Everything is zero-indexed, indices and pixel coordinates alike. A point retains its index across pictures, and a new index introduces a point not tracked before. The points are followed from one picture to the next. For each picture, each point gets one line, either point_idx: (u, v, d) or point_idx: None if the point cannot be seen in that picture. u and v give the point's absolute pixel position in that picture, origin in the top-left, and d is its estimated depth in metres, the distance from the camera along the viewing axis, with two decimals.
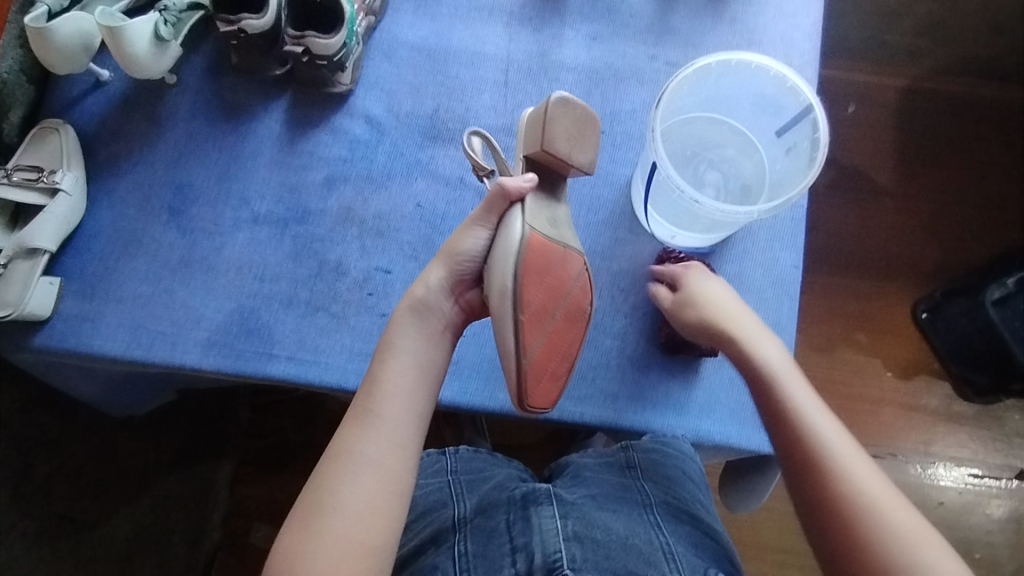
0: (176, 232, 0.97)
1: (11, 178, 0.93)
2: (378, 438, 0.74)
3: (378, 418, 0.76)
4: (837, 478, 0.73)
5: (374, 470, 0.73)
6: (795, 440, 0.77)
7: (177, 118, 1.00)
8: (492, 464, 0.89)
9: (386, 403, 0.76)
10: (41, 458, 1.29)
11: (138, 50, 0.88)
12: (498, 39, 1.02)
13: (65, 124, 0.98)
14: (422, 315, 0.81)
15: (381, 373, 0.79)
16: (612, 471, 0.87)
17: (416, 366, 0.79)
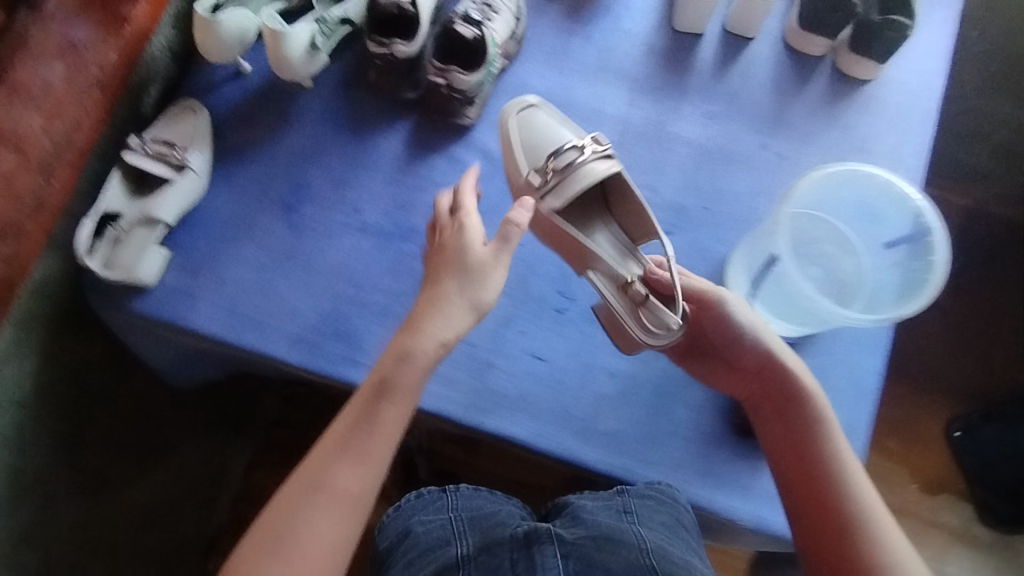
0: (287, 227, 1.01)
1: (144, 148, 0.96)
2: (353, 473, 0.78)
3: (359, 453, 0.79)
4: (855, 521, 0.82)
5: (342, 501, 0.77)
6: (834, 487, 0.84)
7: (306, 119, 1.05)
8: (492, 502, 0.92)
9: (371, 438, 0.79)
10: (95, 413, 1.17)
11: (294, 57, 0.93)
12: (620, 102, 1.07)
13: (200, 106, 1.02)
14: (427, 343, 0.82)
15: (361, 406, 0.81)
16: (610, 513, 0.87)
17: (402, 408, 0.81)
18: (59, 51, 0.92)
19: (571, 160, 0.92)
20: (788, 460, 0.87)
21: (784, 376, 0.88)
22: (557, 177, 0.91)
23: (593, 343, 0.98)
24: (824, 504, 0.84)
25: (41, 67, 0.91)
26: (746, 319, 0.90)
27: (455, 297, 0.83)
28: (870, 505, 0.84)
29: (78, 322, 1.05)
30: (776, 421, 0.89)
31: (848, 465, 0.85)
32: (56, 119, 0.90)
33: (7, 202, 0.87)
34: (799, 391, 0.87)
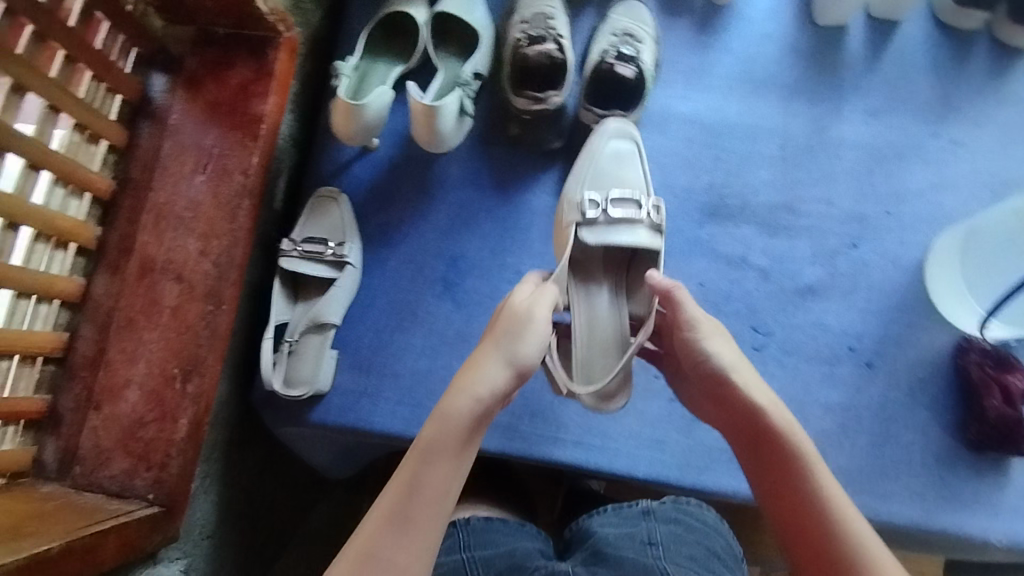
0: (451, 305, 0.95)
1: (299, 250, 0.91)
2: (406, 543, 0.62)
3: (405, 520, 0.62)
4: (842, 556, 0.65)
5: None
6: (820, 515, 0.67)
7: (448, 187, 0.98)
8: (507, 536, 0.82)
9: (421, 506, 0.64)
10: (233, 511, 0.98)
11: (445, 128, 0.87)
12: (774, 112, 1.00)
13: (341, 193, 0.96)
14: (461, 406, 0.68)
15: (413, 468, 0.65)
16: (632, 544, 0.78)
17: (451, 469, 0.66)
18: (197, 163, 0.86)
19: (628, 212, 0.82)
20: (783, 515, 0.70)
21: (753, 414, 0.73)
22: (607, 218, 0.82)
23: (802, 377, 0.91)
24: (820, 560, 0.66)
25: (183, 184, 0.86)
26: (707, 348, 0.75)
27: (493, 355, 0.70)
28: (872, 549, 0.64)
29: (235, 422, 0.94)
30: (771, 475, 0.71)
31: (833, 503, 0.68)
32: (211, 238, 0.84)
33: (183, 337, 0.82)
34: (768, 424, 0.72)
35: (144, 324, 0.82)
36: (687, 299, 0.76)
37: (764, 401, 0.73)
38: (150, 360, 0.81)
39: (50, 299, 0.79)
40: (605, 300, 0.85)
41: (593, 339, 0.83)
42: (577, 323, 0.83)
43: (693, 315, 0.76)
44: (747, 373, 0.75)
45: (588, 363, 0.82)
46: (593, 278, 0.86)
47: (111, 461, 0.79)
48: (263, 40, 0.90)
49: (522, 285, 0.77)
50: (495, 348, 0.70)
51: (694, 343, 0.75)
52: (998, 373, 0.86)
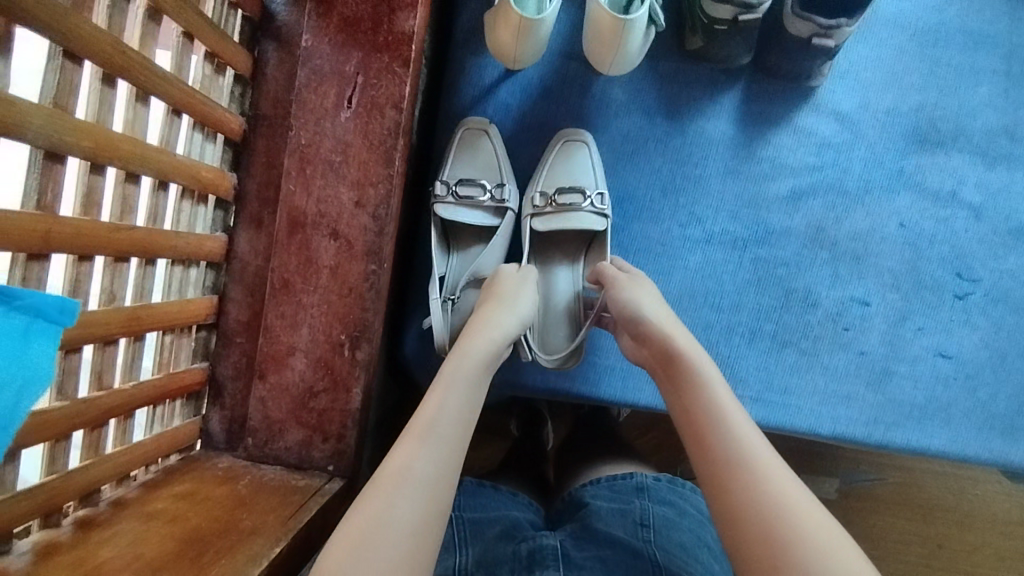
0: (618, 252, 0.85)
1: (455, 194, 0.80)
2: (437, 459, 0.53)
3: (437, 437, 0.54)
4: (728, 466, 0.54)
5: (429, 496, 0.51)
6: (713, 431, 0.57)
7: (610, 114, 0.85)
8: (499, 505, 0.76)
9: (451, 426, 0.56)
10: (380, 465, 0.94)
11: (633, 44, 0.72)
12: (1001, 16, 0.84)
13: (490, 124, 0.83)
14: (485, 347, 0.63)
15: (439, 393, 0.58)
16: (625, 524, 0.71)
17: (472, 395, 0.59)
18: (340, 97, 0.74)
19: (571, 199, 0.79)
20: (687, 438, 0.59)
21: (657, 337, 0.66)
22: (553, 208, 0.80)
23: (1007, 328, 0.83)
24: (716, 483, 0.54)
25: (327, 122, 0.74)
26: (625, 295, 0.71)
27: (509, 311, 0.69)
28: (761, 463, 0.54)
29: (386, 379, 0.87)
30: (677, 395, 0.62)
31: (729, 421, 0.57)
32: (367, 186, 0.74)
33: (347, 300, 0.74)
34: (672, 349, 0.64)
35: (302, 286, 0.74)
36: (606, 267, 0.76)
37: (673, 329, 0.66)
38: (313, 326, 0.74)
39: (199, 261, 0.70)
40: (564, 275, 0.83)
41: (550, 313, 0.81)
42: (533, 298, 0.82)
43: (612, 273, 0.74)
44: (659, 313, 0.69)
45: (545, 339, 0.81)
46: (551, 256, 0.84)
47: (283, 433, 0.74)
48: None
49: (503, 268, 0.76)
50: (502, 307, 0.69)
51: (617, 294, 0.71)
52: None
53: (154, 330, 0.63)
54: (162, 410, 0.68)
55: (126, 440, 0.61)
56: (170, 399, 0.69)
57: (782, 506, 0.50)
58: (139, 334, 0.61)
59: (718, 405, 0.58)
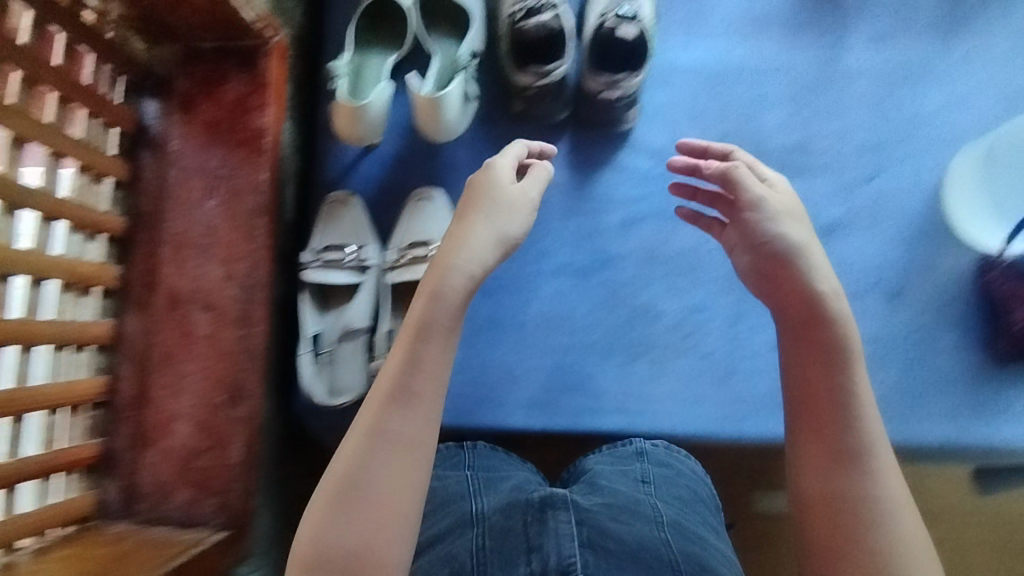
0: (478, 292, 0.95)
1: (321, 259, 0.91)
2: (410, 416, 0.57)
3: (407, 396, 0.58)
4: (853, 451, 0.58)
5: (402, 454, 0.56)
6: (846, 423, 0.59)
7: (457, 174, 0.97)
8: (506, 466, 0.87)
9: (421, 380, 0.58)
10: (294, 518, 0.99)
11: (452, 116, 0.86)
12: (779, 51, 0.96)
13: (352, 196, 0.95)
14: (459, 285, 0.61)
15: (422, 347, 0.59)
16: (626, 480, 0.81)
17: (448, 339, 0.60)
18: (205, 189, 0.86)
19: (419, 252, 0.90)
20: (795, 405, 0.62)
21: (806, 293, 0.62)
22: (405, 261, 0.90)
23: None
24: (821, 466, 0.59)
25: (196, 211, 0.85)
26: (771, 227, 0.65)
27: (483, 228, 0.63)
28: (879, 459, 0.58)
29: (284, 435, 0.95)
30: (800, 363, 0.62)
31: (864, 419, 0.59)
32: (234, 262, 0.84)
33: (223, 364, 0.83)
34: (824, 317, 0.61)
35: (182, 357, 0.83)
36: (744, 176, 0.68)
37: (822, 279, 0.62)
38: (194, 392, 0.82)
39: (85, 346, 0.79)
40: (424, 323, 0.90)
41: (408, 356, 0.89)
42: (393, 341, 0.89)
43: (755, 194, 0.66)
44: (812, 250, 0.64)
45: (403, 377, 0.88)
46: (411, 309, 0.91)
47: (173, 493, 0.81)
48: (249, 49, 0.88)
49: (495, 163, 0.69)
50: (480, 217, 0.64)
51: (758, 219, 0.66)
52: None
53: (38, 411, 0.71)
54: (55, 484, 0.75)
55: (10, 511, 0.68)
56: (63, 473, 0.76)
57: (885, 516, 0.55)
58: (20, 414, 0.69)
59: (856, 390, 0.60)
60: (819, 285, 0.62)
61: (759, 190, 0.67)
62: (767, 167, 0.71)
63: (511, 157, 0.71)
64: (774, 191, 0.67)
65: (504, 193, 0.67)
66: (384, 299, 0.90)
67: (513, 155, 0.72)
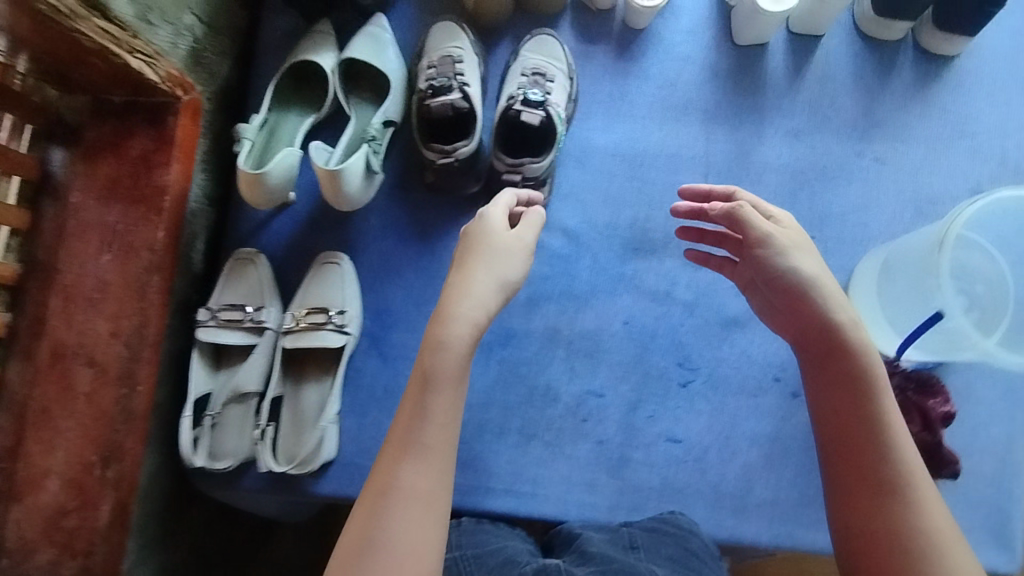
0: (378, 360, 0.94)
1: (217, 318, 0.90)
2: (423, 470, 0.64)
3: (421, 448, 0.65)
4: (894, 479, 0.63)
5: (420, 505, 0.62)
6: (883, 449, 0.64)
7: (368, 239, 0.97)
8: (497, 539, 0.81)
9: (433, 431, 0.65)
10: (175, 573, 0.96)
11: (352, 187, 0.85)
12: (696, 140, 0.97)
13: (258, 253, 0.95)
14: (456, 351, 0.67)
15: (428, 397, 0.66)
16: (616, 549, 0.77)
17: (454, 393, 0.67)
18: (101, 243, 0.85)
19: (315, 319, 0.89)
20: (829, 434, 0.68)
21: (826, 323, 0.68)
22: (300, 328, 0.89)
23: (728, 411, 0.91)
24: (857, 493, 0.64)
25: (90, 264, 0.85)
26: (783, 262, 0.70)
27: (484, 276, 0.70)
28: (919, 483, 0.62)
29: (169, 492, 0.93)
30: (829, 391, 0.68)
31: (897, 446, 0.64)
32: (122, 318, 0.84)
33: (100, 423, 0.82)
34: (849, 346, 0.67)
35: (60, 412, 0.82)
36: (753, 216, 0.72)
37: (837, 309, 0.68)
38: (68, 449, 0.81)
39: None
40: (316, 390, 0.90)
41: (298, 423, 0.89)
42: (283, 408, 0.89)
43: (764, 231, 0.70)
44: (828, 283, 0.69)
45: (291, 445, 0.88)
46: (305, 375, 0.92)
47: (35, 551, 0.79)
48: (159, 106, 0.88)
49: (494, 208, 0.76)
50: (479, 264, 0.72)
51: (770, 256, 0.70)
52: (919, 397, 0.86)
53: None
54: None
55: None
56: None
57: (936, 537, 0.59)
58: None
59: (888, 417, 0.65)
60: (837, 316, 0.67)
61: (767, 228, 0.71)
62: (770, 206, 0.76)
63: (506, 202, 0.78)
64: (785, 229, 0.72)
65: (500, 244, 0.74)
66: (277, 364, 0.89)
67: (510, 198, 0.79)
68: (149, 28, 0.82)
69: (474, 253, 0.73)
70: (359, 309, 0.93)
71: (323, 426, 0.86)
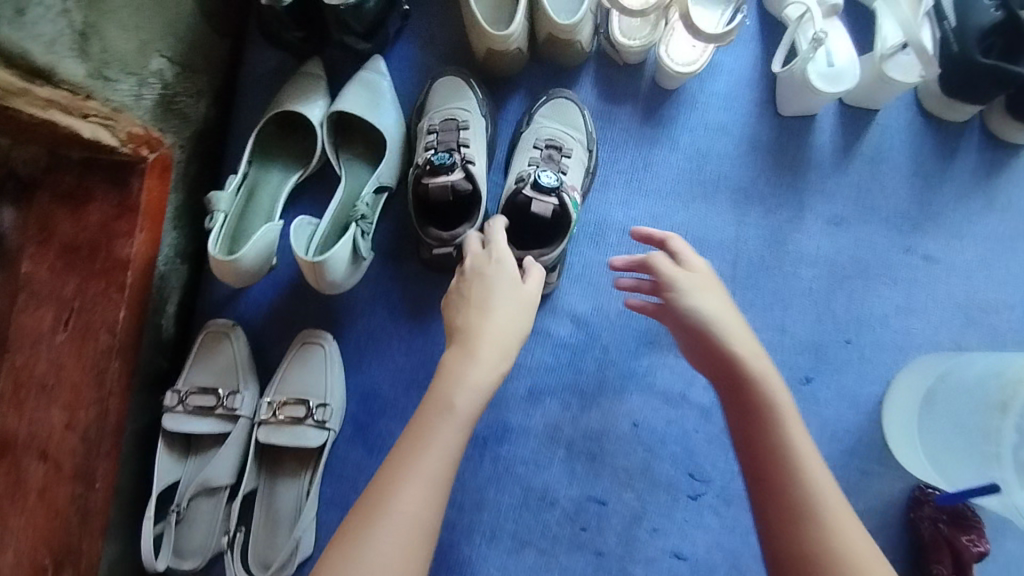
0: (362, 449, 0.86)
1: (185, 403, 0.82)
2: (426, 501, 0.54)
3: (430, 481, 0.55)
4: (806, 512, 0.54)
5: (412, 537, 0.52)
6: (793, 480, 0.56)
7: (356, 313, 0.88)
8: None
9: (441, 463, 0.56)
10: None
11: (338, 273, 0.75)
12: (726, 222, 0.86)
13: (234, 325, 0.86)
14: (467, 386, 0.59)
15: (436, 427, 0.57)
16: None
17: (464, 432, 0.58)
18: (55, 320, 0.76)
19: (293, 413, 0.82)
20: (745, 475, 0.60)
21: (725, 355, 0.64)
22: (277, 421, 0.82)
23: (738, 528, 0.84)
24: (783, 540, 0.54)
25: (41, 345, 0.76)
26: (687, 302, 0.66)
27: (500, 314, 0.64)
28: (834, 515, 0.54)
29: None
30: (737, 427, 0.62)
31: (808, 475, 0.56)
32: (77, 408, 0.76)
33: (53, 523, 0.75)
34: (746, 375, 0.62)
35: (9, 509, 0.75)
36: (659, 260, 0.69)
37: (737, 339, 0.64)
38: (19, 549, 0.75)
39: None
40: (293, 487, 0.84)
41: (272, 525, 0.83)
42: (256, 506, 0.83)
43: (669, 273, 0.67)
44: (725, 315, 0.65)
45: (264, 548, 0.82)
46: (281, 467, 0.85)
47: None
48: (121, 165, 0.77)
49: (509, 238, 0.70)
50: (494, 300, 0.65)
51: (674, 298, 0.67)
52: (951, 532, 0.78)
53: None
54: None
55: None
56: None
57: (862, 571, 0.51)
58: None
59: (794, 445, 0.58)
60: (731, 345, 0.63)
61: (675, 272, 0.68)
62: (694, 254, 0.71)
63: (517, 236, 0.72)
64: (691, 270, 0.68)
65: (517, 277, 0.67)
66: (250, 458, 0.81)
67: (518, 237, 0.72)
68: (105, 84, 0.70)
69: (482, 281, 0.66)
70: (341, 400, 0.86)
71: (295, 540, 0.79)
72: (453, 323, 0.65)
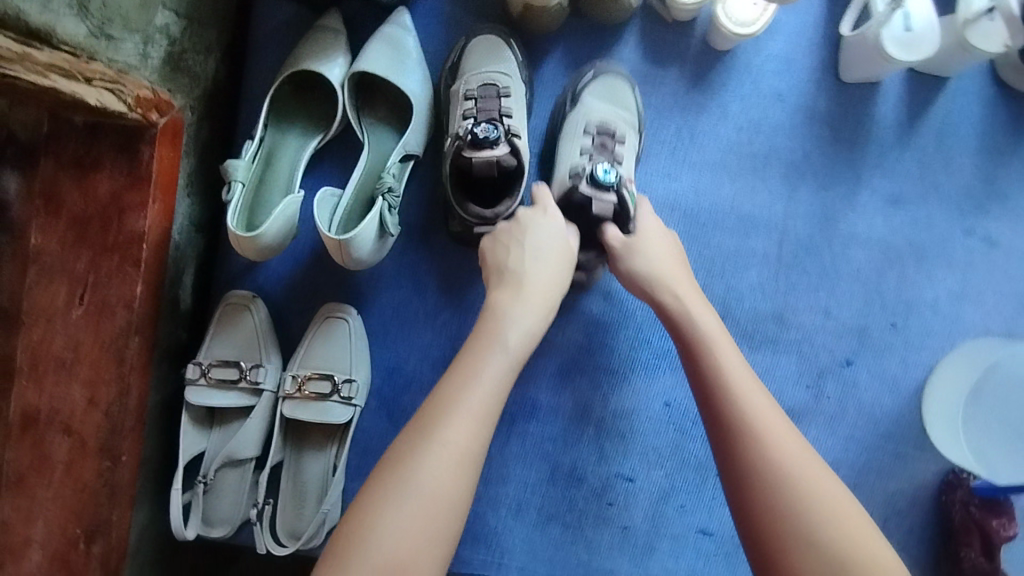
0: (387, 422, 0.85)
1: (207, 377, 0.80)
2: (476, 430, 0.54)
3: (484, 413, 0.55)
4: (731, 413, 0.57)
5: (460, 464, 0.52)
6: (720, 386, 0.59)
7: (380, 287, 0.85)
8: None
9: (490, 395, 0.56)
10: None
11: (363, 250, 0.71)
12: (775, 197, 0.80)
13: (254, 297, 0.83)
14: (518, 325, 0.60)
15: (490, 360, 0.57)
16: None
17: (512, 369, 0.58)
18: (70, 295, 0.73)
19: (317, 388, 0.80)
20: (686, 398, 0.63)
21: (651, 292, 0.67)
22: (301, 397, 0.80)
23: None
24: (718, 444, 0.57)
25: (58, 320, 0.73)
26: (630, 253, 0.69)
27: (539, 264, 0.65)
28: (756, 412, 0.57)
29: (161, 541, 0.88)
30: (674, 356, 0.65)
31: (732, 381, 0.59)
32: (100, 385, 0.74)
33: (82, 496, 0.75)
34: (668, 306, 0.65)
35: (36, 481, 0.74)
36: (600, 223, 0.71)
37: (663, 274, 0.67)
38: (48, 521, 0.74)
39: None
40: (318, 461, 0.83)
41: (300, 497, 0.83)
42: (283, 479, 0.82)
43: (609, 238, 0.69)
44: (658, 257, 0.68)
45: (292, 520, 0.82)
46: (306, 440, 0.84)
47: None
48: (130, 131, 0.72)
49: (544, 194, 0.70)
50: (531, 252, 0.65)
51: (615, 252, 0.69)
52: (980, 515, 0.75)
53: None
54: None
55: None
56: None
57: (780, 452, 0.54)
58: None
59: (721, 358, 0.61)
60: (654, 280, 0.66)
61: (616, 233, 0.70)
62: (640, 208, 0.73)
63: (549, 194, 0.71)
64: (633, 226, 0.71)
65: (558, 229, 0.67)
66: (274, 433, 0.80)
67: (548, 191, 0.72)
68: (108, 44, 0.64)
69: (529, 227, 0.67)
70: (365, 375, 0.83)
71: (324, 515, 0.77)
72: (501, 263, 0.65)
